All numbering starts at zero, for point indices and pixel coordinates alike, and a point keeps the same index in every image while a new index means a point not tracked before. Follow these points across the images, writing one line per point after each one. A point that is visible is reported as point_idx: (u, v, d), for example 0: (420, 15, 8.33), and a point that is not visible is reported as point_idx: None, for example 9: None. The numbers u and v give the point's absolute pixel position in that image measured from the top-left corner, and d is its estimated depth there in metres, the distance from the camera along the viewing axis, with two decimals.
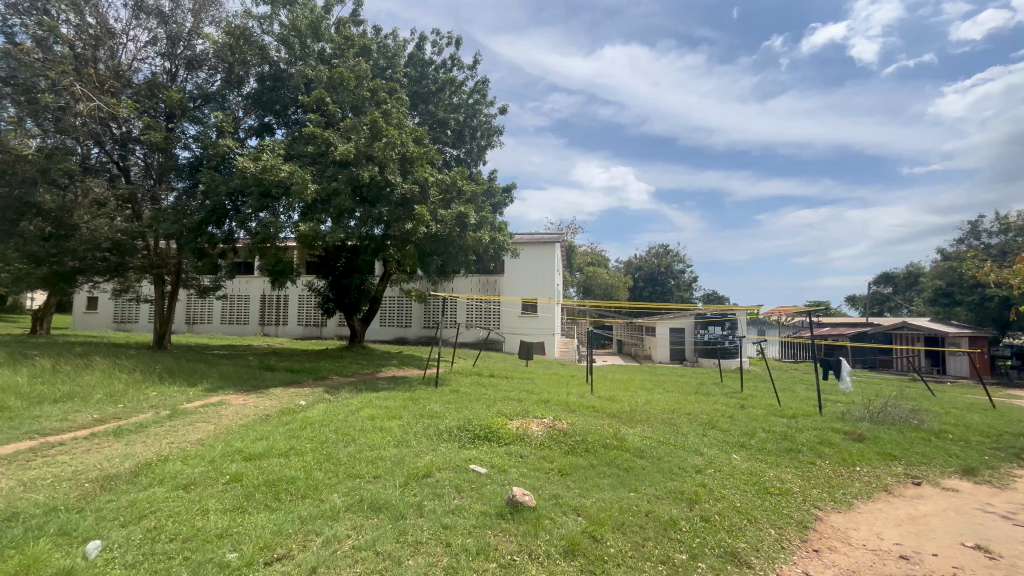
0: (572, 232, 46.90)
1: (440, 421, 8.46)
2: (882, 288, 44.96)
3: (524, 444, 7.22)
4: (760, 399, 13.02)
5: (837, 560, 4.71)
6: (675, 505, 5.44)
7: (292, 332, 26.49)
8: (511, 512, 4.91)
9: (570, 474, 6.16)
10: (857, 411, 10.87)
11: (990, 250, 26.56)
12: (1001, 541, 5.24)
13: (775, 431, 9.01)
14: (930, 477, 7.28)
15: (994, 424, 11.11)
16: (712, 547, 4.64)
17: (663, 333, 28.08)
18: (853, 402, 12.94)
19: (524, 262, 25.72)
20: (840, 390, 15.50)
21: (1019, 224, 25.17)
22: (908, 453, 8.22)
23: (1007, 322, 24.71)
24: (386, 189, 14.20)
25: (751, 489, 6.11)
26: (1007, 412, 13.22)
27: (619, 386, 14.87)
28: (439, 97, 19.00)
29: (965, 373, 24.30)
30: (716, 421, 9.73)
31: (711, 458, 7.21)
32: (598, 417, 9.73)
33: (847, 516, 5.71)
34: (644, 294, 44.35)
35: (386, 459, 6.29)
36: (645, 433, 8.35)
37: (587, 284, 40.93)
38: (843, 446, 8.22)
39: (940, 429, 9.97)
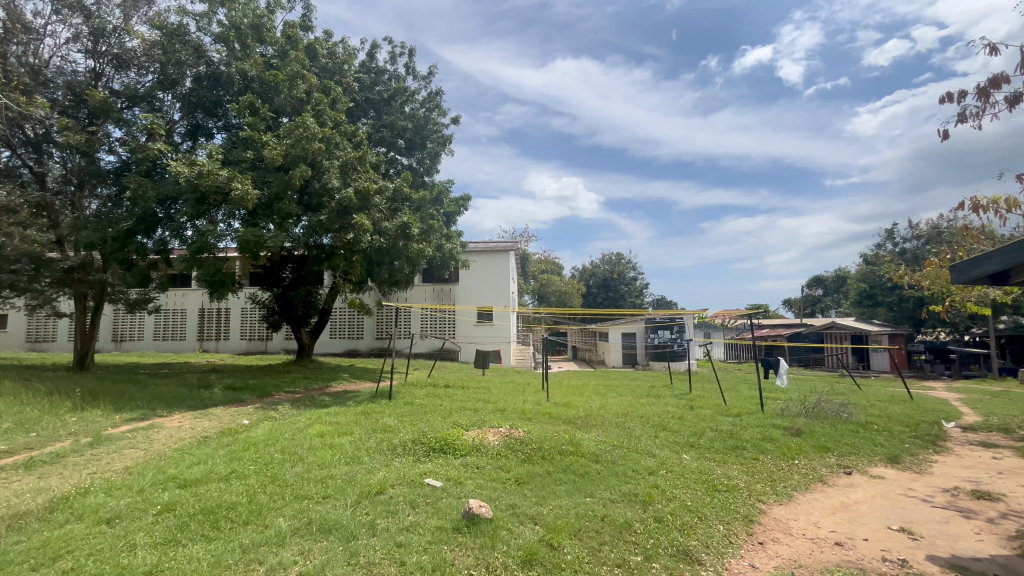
0: (526, 241, 47.39)
1: (394, 434, 8.24)
2: (812, 290, 48.57)
3: (481, 455, 7.14)
4: (707, 399, 13.64)
5: (779, 551, 4.92)
6: (630, 508, 5.54)
7: (235, 347, 25.12)
8: (468, 525, 4.82)
9: (527, 482, 6.15)
10: (794, 407, 11.57)
11: (904, 254, 29.20)
12: (922, 522, 5.69)
13: (721, 430, 9.40)
14: (859, 466, 7.84)
15: (913, 414, 12.16)
16: (666, 546, 4.74)
17: (616, 338, 28.85)
18: (791, 399, 13.78)
19: (478, 271, 25.71)
20: (779, 387, 16.46)
21: (928, 232, 27.83)
22: (839, 445, 8.81)
23: (921, 320, 27.15)
24: (327, 197, 13.88)
25: (701, 487, 6.33)
26: (923, 403, 14.50)
27: (575, 392, 15.13)
28: (391, 105, 18.82)
29: (886, 368, 26.48)
30: (667, 422, 10.06)
31: (662, 458, 7.44)
32: (554, 424, 9.77)
33: (788, 508, 6.02)
34: (597, 300, 45.32)
35: (336, 477, 6.02)
36: (599, 437, 8.50)
37: (542, 292, 41.46)
38: (783, 441, 8.70)
39: (867, 421, 10.79)
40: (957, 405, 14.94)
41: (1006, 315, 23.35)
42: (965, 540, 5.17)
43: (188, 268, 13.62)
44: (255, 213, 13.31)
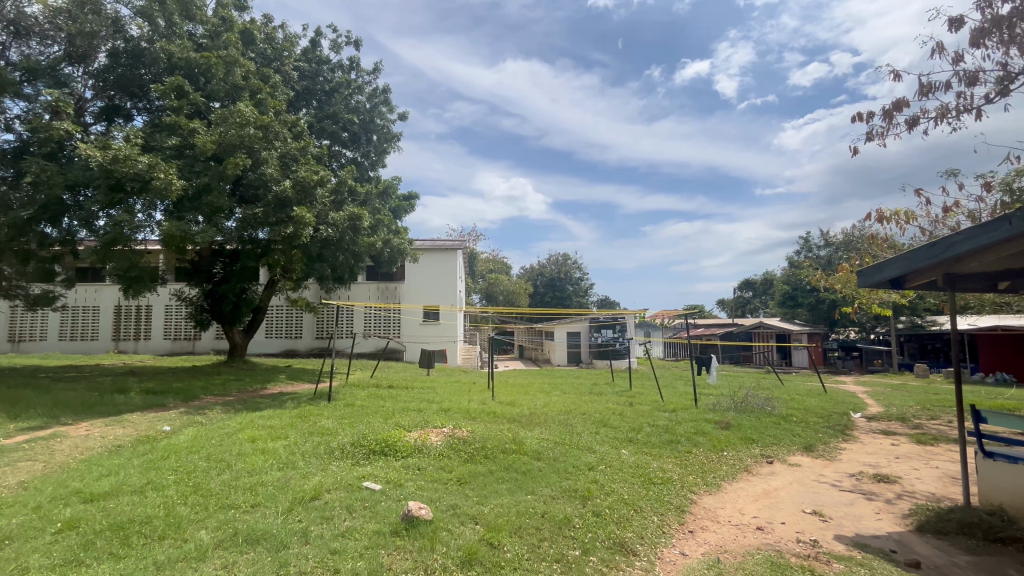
0: (474, 240, 47.27)
1: (332, 437, 7.94)
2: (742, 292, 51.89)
3: (423, 456, 7.03)
4: (646, 395, 14.22)
5: (708, 538, 5.20)
6: (569, 503, 5.66)
7: (157, 348, 23.23)
8: (407, 528, 4.74)
9: (469, 482, 6.13)
10: (724, 402, 12.29)
11: (821, 260, 31.86)
12: (831, 505, 6.22)
13: (658, 425, 9.82)
14: (780, 456, 8.46)
15: (826, 406, 13.28)
16: (603, 539, 4.88)
17: (561, 337, 29.40)
18: (722, 394, 14.64)
19: (425, 269, 25.32)
20: (711, 384, 17.45)
21: (841, 240, 30.53)
22: (763, 436, 9.46)
23: (834, 320, 29.71)
24: (264, 188, 13.22)
25: (638, 480, 6.58)
26: (835, 395, 15.87)
27: (520, 390, 15.27)
28: (333, 96, 18.13)
29: (805, 364, 28.76)
30: (607, 418, 10.37)
31: (602, 454, 7.66)
32: (498, 423, 9.81)
33: (716, 497, 6.39)
34: (544, 299, 46.01)
35: (267, 484, 5.71)
36: (542, 435, 8.63)
37: (489, 291, 41.53)
38: (713, 435, 9.21)
39: (787, 413, 11.67)
40: (863, 397, 16.47)
41: (904, 316, 26.05)
42: (866, 519, 5.71)
43: (100, 261, 12.42)
44: (181, 204, 12.39)
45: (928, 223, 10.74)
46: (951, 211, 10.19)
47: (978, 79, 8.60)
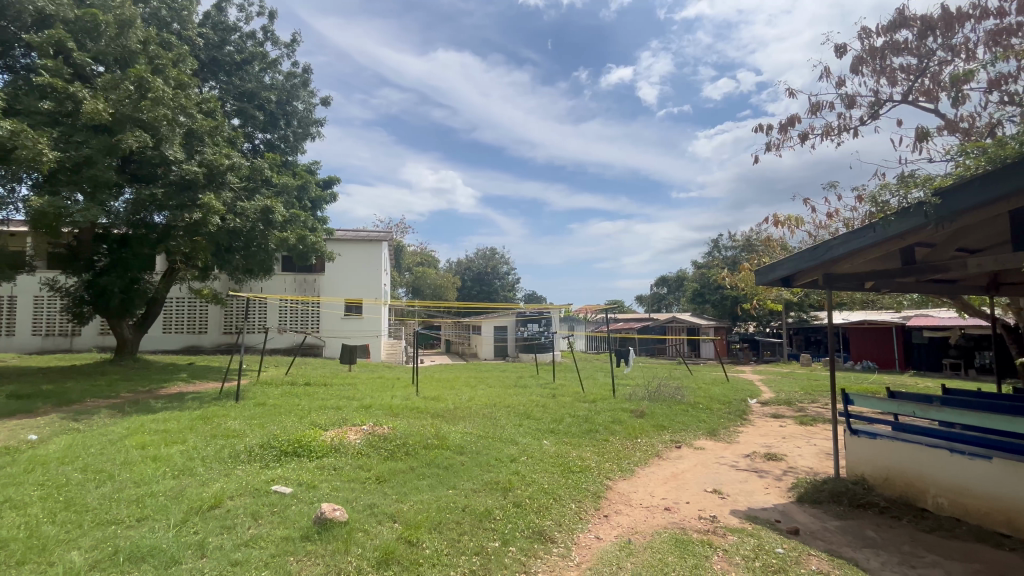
0: (400, 231, 45.93)
1: (239, 440, 7.36)
2: (658, 288, 55.22)
3: (340, 456, 6.72)
4: (568, 387, 14.68)
5: (621, 521, 5.48)
6: (491, 496, 5.69)
7: (24, 345, 20.13)
8: (319, 531, 4.50)
9: (388, 480, 5.96)
10: (640, 392, 13.03)
11: (727, 260, 34.70)
12: (728, 483, 6.82)
13: (578, 416, 10.18)
14: (687, 440, 9.12)
15: (728, 393, 14.53)
16: (522, 529, 4.96)
17: (488, 331, 29.49)
18: (638, 384, 15.51)
19: (347, 260, 24.21)
20: (628, 376, 18.43)
21: (744, 243, 33.44)
22: (672, 423, 10.16)
23: (737, 315, 32.55)
24: (163, 167, 11.96)
25: (557, 470, 6.78)
26: (735, 383, 17.44)
27: (445, 385, 15.13)
28: (245, 70, 16.65)
29: (711, 356, 31.26)
30: (530, 410, 10.58)
31: (524, 445, 7.80)
32: (421, 418, 9.65)
33: (630, 482, 6.76)
34: (472, 294, 45.89)
35: (158, 495, 5.15)
36: (466, 429, 8.60)
37: (416, 284, 40.63)
38: (629, 423, 9.73)
39: (694, 401, 12.62)
40: (759, 384, 18.25)
41: (794, 312, 29.14)
42: (757, 494, 6.32)
43: None
44: (55, 178, 10.77)
45: (813, 229, 12.11)
46: (832, 219, 11.57)
47: (855, 102, 9.81)
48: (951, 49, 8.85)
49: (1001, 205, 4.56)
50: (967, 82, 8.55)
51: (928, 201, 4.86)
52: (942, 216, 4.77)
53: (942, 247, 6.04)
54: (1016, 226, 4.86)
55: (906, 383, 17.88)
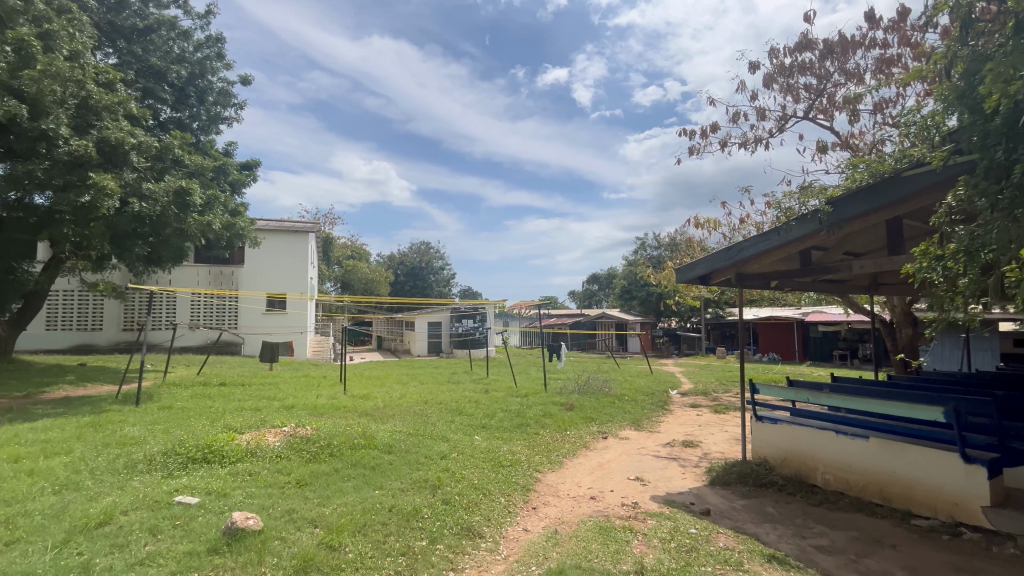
0: (329, 223, 43.89)
1: (139, 448, 6.67)
2: (590, 285, 57.29)
3: (257, 460, 6.30)
4: (501, 382, 14.80)
5: (547, 512, 5.60)
6: (419, 494, 5.59)
7: None
8: (228, 543, 4.18)
9: (310, 483, 5.67)
10: (570, 385, 13.41)
11: (652, 259, 36.62)
12: (650, 471, 7.19)
13: (510, 410, 10.27)
14: (613, 431, 9.52)
15: (651, 385, 15.35)
16: (451, 526, 4.92)
17: (422, 327, 28.99)
18: (568, 378, 15.96)
19: (270, 252, 22.73)
20: (559, 370, 18.91)
21: (668, 243, 35.46)
22: (600, 414, 10.56)
23: (660, 311, 34.45)
24: (46, 142, 10.51)
25: (488, 465, 6.81)
26: (657, 375, 18.49)
27: (375, 383, 14.67)
28: (150, 40, 15.02)
29: (637, 350, 32.88)
30: (463, 406, 10.52)
31: (455, 442, 7.74)
32: (348, 418, 9.29)
33: (558, 474, 6.93)
34: (405, 289, 44.89)
35: (34, 514, 4.53)
36: (396, 428, 8.40)
37: (346, 279, 39.07)
38: (559, 416, 9.98)
39: (620, 393, 13.20)
40: (679, 376, 19.45)
41: (711, 308, 31.36)
42: (675, 480, 6.72)
43: None
44: None
45: (728, 231, 13.08)
46: (745, 223, 12.56)
47: (766, 115, 10.70)
48: (845, 73, 9.88)
49: (881, 215, 5.15)
50: (857, 103, 9.60)
51: (822, 209, 5.39)
52: (834, 223, 5.32)
53: (833, 249, 6.73)
54: (892, 233, 5.53)
55: (804, 372, 19.84)
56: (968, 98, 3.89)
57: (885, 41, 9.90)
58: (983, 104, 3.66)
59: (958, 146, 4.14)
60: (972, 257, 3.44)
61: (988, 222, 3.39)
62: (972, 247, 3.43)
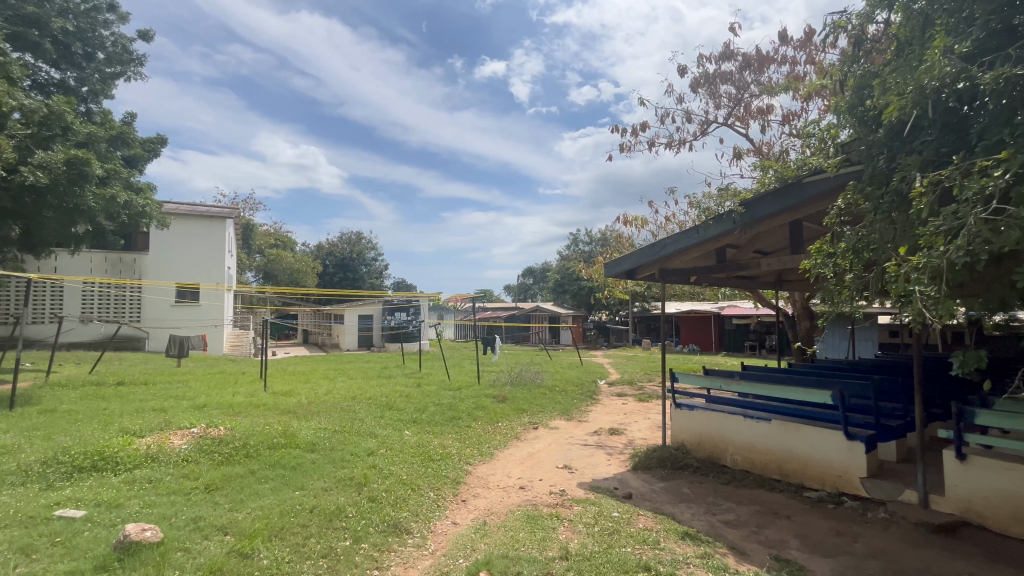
0: (250, 208, 40.90)
1: (12, 457, 5.84)
2: (524, 278, 58.14)
3: (159, 466, 5.74)
4: (433, 376, 14.61)
5: (477, 503, 5.61)
6: (344, 493, 5.38)
7: None
8: (120, 559, 3.78)
9: (221, 487, 5.26)
10: (502, 377, 13.51)
11: (585, 254, 37.79)
12: (577, 459, 7.42)
13: (442, 404, 10.16)
14: (543, 422, 9.71)
15: (581, 376, 15.85)
16: (377, 524, 4.77)
17: (351, 320, 27.90)
18: (501, 370, 16.07)
19: (179, 238, 20.76)
20: (493, 363, 19.00)
21: (599, 239, 36.75)
22: (531, 405, 10.74)
23: (592, 305, 35.65)
24: None
25: (417, 459, 6.69)
26: (587, 367, 19.13)
27: (299, 378, 13.91)
28: None
29: (569, 342, 33.82)
30: (393, 401, 10.26)
31: (383, 437, 7.52)
32: (268, 416, 8.73)
33: (489, 465, 6.96)
34: (334, 280, 42.95)
35: None
36: (320, 425, 8.02)
37: (268, 268, 36.67)
38: (491, 408, 10.02)
39: (552, 384, 13.51)
40: (608, 367, 20.26)
41: (638, 302, 32.94)
42: (600, 466, 6.99)
43: None
44: None
45: (654, 228, 13.75)
46: (670, 221, 13.26)
47: (691, 119, 11.32)
48: (760, 85, 10.67)
49: (785, 216, 5.61)
50: (768, 114, 10.43)
51: (736, 209, 5.79)
52: (746, 223, 5.73)
53: (746, 246, 7.25)
54: (794, 235, 6.05)
55: (719, 362, 21.42)
56: (856, 109, 4.32)
57: (794, 58, 10.82)
58: (870, 117, 4.08)
59: (850, 156, 4.59)
60: (859, 254, 3.87)
61: (871, 223, 3.82)
62: (859, 246, 3.87)
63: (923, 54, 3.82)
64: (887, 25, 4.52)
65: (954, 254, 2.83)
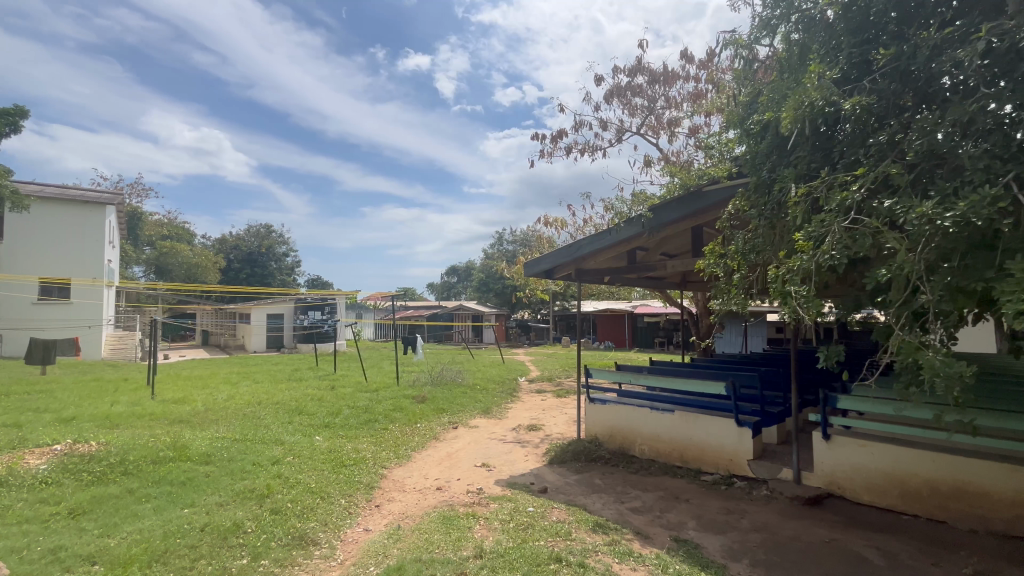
0: (138, 194, 36.48)
1: None
2: (448, 276, 57.53)
3: (9, 490, 4.92)
4: (349, 377, 13.99)
5: (392, 508, 5.43)
6: (242, 507, 4.96)
7: None
8: None
9: (91, 511, 4.62)
10: (423, 377, 13.24)
11: (508, 254, 38.21)
12: (496, 456, 7.47)
13: (358, 407, 9.75)
14: (463, 421, 9.66)
15: (502, 374, 16.00)
16: (280, 538, 4.45)
17: (259, 319, 25.88)
18: (421, 370, 15.76)
19: (45, 225, 17.98)
20: (413, 362, 18.56)
21: (522, 239, 37.36)
22: (451, 405, 10.64)
23: (514, 303, 36.15)
24: None
25: (328, 466, 6.34)
26: (509, 364, 19.34)
27: (195, 384, 12.65)
28: None
29: (492, 341, 34.02)
30: (303, 406, 9.66)
31: (291, 444, 7.06)
32: (155, 426, 7.84)
33: (405, 468, 6.78)
34: (239, 276, 39.58)
35: None
36: (218, 434, 7.34)
37: (159, 262, 32.90)
38: (410, 409, 9.78)
39: (473, 382, 13.48)
40: (529, 364, 20.65)
41: (558, 301, 33.94)
42: (517, 463, 7.08)
43: None
44: None
45: (573, 230, 14.23)
46: (588, 223, 13.79)
47: (607, 126, 11.85)
48: (669, 99, 11.44)
49: (688, 221, 6.05)
50: (675, 126, 11.20)
51: (645, 214, 6.15)
52: (653, 227, 6.09)
53: (654, 248, 7.70)
54: (695, 240, 6.58)
55: (631, 357, 22.71)
56: (746, 124, 4.76)
57: (698, 76, 11.72)
58: (756, 133, 4.52)
59: (741, 168, 5.06)
60: (745, 256, 4.27)
61: (755, 228, 4.24)
62: (745, 249, 4.28)
63: (800, 79, 4.29)
64: (772, 51, 5.02)
65: (821, 258, 3.22)
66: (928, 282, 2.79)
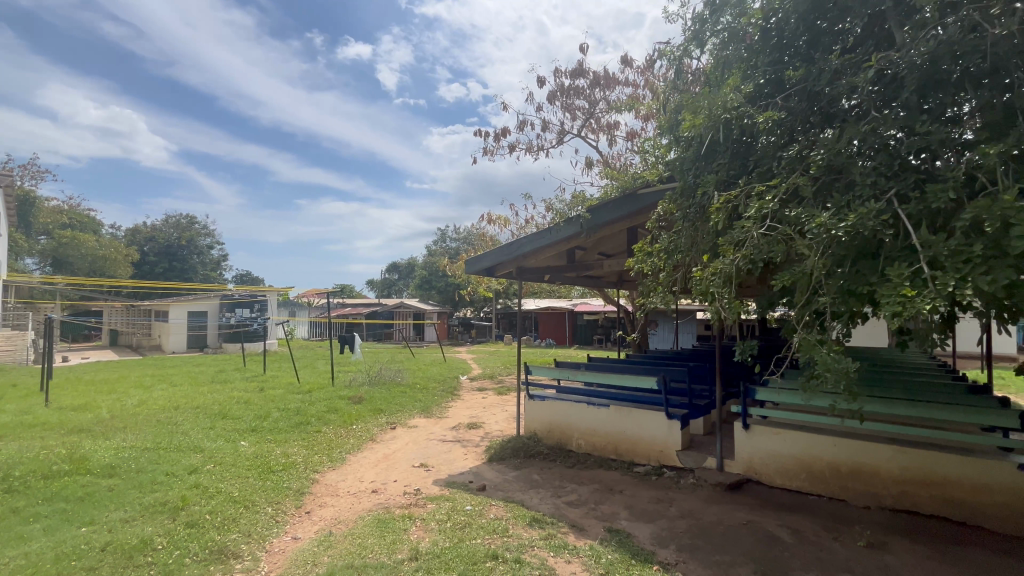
0: (32, 177, 32.46)
1: None
2: (388, 273, 56.00)
3: None
4: (280, 378, 13.23)
5: (323, 514, 5.20)
6: (153, 521, 4.55)
7: None
8: None
9: None
10: (360, 377, 12.79)
11: (450, 251, 37.80)
12: (434, 456, 7.36)
13: (288, 409, 9.24)
14: (401, 421, 9.44)
15: (443, 372, 15.78)
16: (196, 552, 4.12)
17: (178, 317, 23.87)
18: (359, 369, 15.22)
19: None
20: (350, 362, 17.86)
21: (465, 236, 37.10)
22: (389, 405, 10.36)
23: (457, 301, 35.85)
24: None
25: (253, 472, 5.97)
26: (451, 362, 19.15)
27: (100, 388, 11.44)
28: None
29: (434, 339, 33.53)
30: (227, 410, 9.01)
31: (212, 451, 6.57)
32: (48, 437, 6.99)
33: (339, 471, 6.52)
34: (154, 270, 36.30)
35: None
36: (126, 443, 6.68)
37: (58, 254, 29.46)
38: (345, 410, 9.42)
39: (412, 382, 13.19)
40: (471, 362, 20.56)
41: (501, 299, 34.06)
42: (456, 462, 7.02)
43: None
44: None
45: (515, 228, 14.31)
46: (530, 222, 13.93)
47: (548, 127, 12.01)
48: (608, 103, 11.78)
49: (624, 223, 6.26)
50: (614, 129, 11.57)
51: (583, 215, 6.27)
52: (591, 228, 6.23)
53: (592, 247, 7.87)
54: (630, 240, 6.81)
55: (572, 354, 23.26)
56: (676, 131, 4.99)
57: (635, 83, 12.16)
58: (683, 140, 4.75)
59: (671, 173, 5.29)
60: (671, 257, 4.48)
61: (680, 231, 4.46)
62: (670, 249, 4.48)
63: (723, 91, 4.56)
64: (700, 63, 5.29)
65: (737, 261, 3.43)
66: (825, 284, 3.05)
